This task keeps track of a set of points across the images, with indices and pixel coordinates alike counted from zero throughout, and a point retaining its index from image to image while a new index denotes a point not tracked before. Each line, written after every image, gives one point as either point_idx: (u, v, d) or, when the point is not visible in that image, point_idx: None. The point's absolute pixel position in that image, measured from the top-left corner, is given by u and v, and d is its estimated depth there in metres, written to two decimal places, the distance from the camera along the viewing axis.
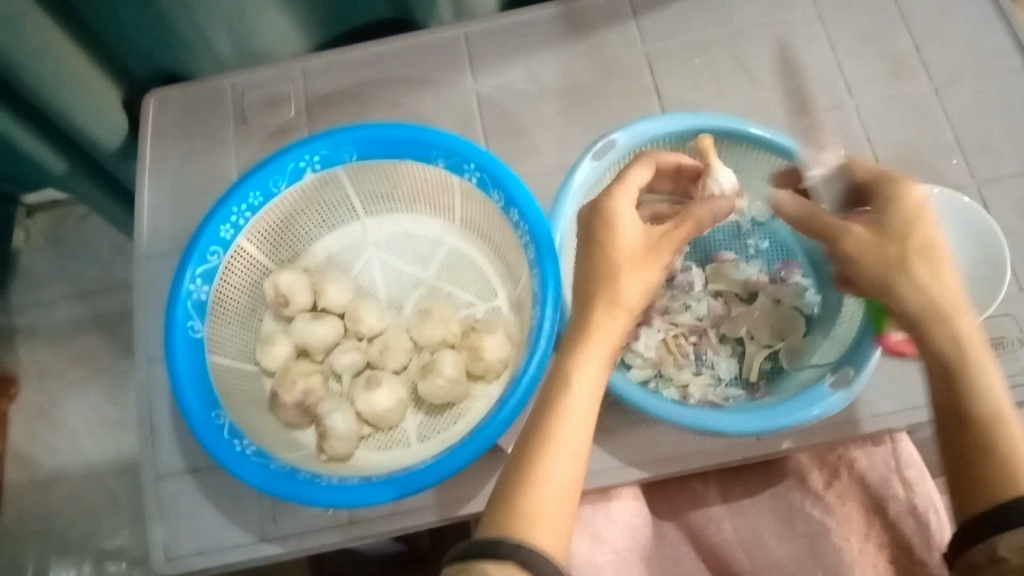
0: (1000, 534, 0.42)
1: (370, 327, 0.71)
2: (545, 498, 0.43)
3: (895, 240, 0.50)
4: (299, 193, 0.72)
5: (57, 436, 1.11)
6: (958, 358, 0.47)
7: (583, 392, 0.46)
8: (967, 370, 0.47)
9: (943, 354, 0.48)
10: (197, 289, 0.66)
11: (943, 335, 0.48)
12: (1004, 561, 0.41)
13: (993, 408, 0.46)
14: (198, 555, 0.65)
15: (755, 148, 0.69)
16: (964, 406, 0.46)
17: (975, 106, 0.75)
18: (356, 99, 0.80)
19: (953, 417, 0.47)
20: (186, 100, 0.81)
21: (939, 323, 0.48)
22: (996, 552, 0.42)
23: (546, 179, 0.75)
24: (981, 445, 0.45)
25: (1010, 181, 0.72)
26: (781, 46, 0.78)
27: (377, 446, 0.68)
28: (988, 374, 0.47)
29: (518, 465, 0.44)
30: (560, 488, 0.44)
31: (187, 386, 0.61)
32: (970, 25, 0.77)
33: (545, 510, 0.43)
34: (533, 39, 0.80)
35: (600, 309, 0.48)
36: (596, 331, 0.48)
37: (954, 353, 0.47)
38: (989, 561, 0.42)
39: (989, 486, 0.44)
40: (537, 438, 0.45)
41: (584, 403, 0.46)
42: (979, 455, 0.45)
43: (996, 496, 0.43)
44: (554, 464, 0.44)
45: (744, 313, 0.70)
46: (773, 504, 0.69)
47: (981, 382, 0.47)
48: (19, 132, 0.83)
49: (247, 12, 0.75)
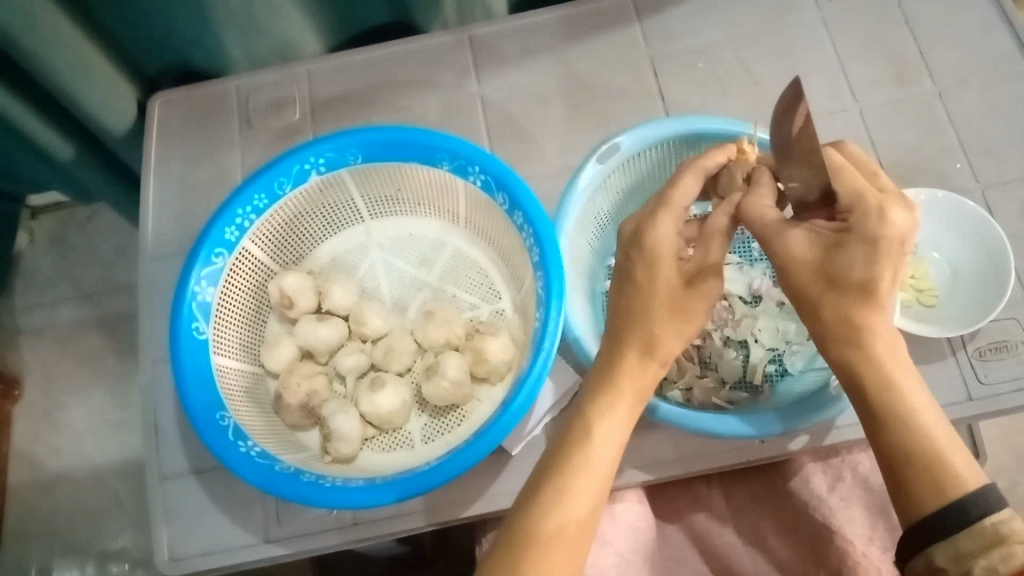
0: (935, 546, 0.43)
1: (374, 328, 0.71)
2: (556, 539, 0.45)
3: (827, 266, 0.46)
4: (304, 195, 0.72)
5: (61, 437, 1.12)
6: (873, 373, 0.46)
7: (607, 439, 0.48)
8: (874, 385, 0.46)
9: (850, 373, 0.46)
10: (202, 290, 0.66)
11: (844, 354, 0.46)
12: (942, 571, 0.43)
13: (905, 419, 0.45)
14: (203, 555, 0.65)
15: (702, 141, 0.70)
16: (879, 420, 0.46)
17: (979, 110, 0.75)
18: (361, 101, 0.80)
19: (874, 430, 0.46)
20: (192, 103, 0.81)
21: (844, 342, 0.46)
22: (933, 562, 0.43)
23: (551, 182, 0.76)
24: (898, 457, 0.45)
25: (1015, 185, 0.72)
26: (786, 49, 0.78)
27: (380, 448, 0.68)
28: (899, 381, 0.46)
29: (528, 507, 0.46)
30: (567, 527, 0.45)
31: (194, 387, 0.62)
32: (974, 29, 0.78)
33: (552, 550, 0.44)
34: (537, 42, 0.80)
35: (628, 354, 0.50)
36: (622, 378, 0.49)
37: (862, 372, 0.46)
38: (928, 570, 0.43)
39: (912, 498, 0.44)
40: (551, 480, 0.46)
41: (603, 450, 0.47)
42: (900, 468, 0.45)
43: (921, 508, 0.44)
44: (563, 507, 0.45)
45: (747, 317, 0.71)
46: (777, 507, 0.70)
47: (891, 393, 0.45)
48: (24, 115, 0.82)
49: (255, 14, 0.75)
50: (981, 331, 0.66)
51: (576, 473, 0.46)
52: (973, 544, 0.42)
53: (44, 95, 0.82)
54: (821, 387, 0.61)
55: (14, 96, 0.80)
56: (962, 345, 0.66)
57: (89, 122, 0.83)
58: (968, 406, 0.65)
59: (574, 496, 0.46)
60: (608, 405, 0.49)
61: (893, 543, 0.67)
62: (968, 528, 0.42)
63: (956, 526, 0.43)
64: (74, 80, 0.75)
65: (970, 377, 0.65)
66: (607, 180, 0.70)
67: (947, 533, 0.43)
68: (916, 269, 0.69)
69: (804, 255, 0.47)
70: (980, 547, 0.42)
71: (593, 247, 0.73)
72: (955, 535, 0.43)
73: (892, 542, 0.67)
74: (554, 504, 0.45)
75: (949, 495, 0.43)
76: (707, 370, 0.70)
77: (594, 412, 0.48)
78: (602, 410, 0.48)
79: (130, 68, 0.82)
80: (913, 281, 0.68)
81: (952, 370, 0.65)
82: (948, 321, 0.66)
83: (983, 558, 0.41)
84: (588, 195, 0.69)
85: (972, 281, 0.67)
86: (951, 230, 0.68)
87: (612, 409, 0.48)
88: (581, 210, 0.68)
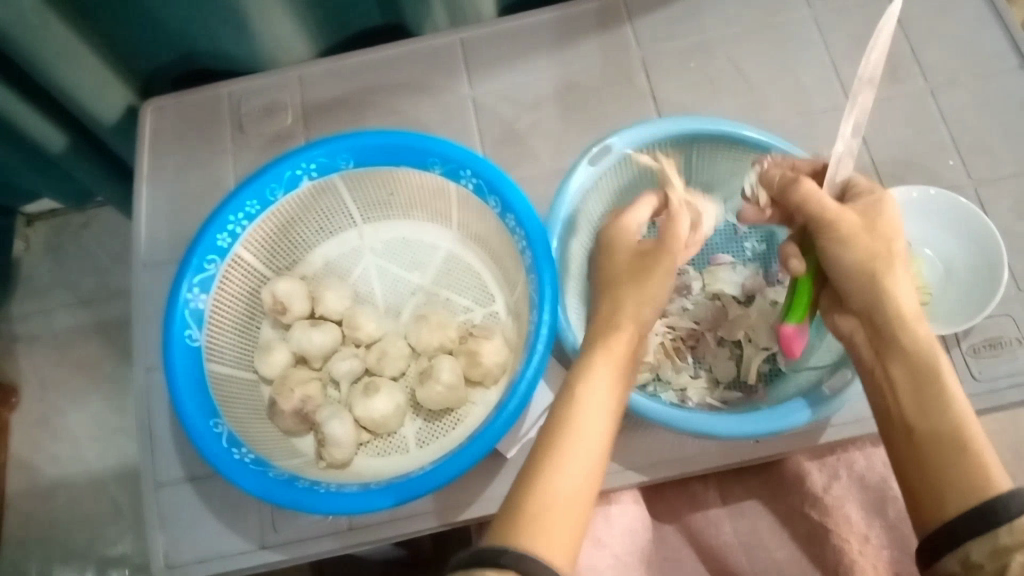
0: (973, 540, 0.43)
1: (368, 333, 0.71)
2: (552, 506, 0.44)
3: (878, 235, 0.53)
4: (297, 201, 0.72)
5: (58, 445, 1.12)
6: (928, 360, 0.49)
7: (595, 401, 0.48)
8: (928, 371, 0.49)
9: (908, 358, 0.50)
10: (195, 297, 0.66)
11: (906, 342, 0.50)
12: (978, 566, 0.42)
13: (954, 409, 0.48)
14: (199, 562, 0.65)
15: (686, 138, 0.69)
16: (923, 405, 0.48)
17: (971, 107, 0.75)
18: (353, 105, 0.80)
19: (917, 413, 0.48)
20: (183, 109, 0.81)
21: (902, 331, 0.51)
22: (969, 560, 0.43)
23: (543, 184, 0.75)
24: (942, 445, 0.47)
25: (1007, 181, 0.72)
26: (777, 47, 0.78)
27: (375, 452, 0.68)
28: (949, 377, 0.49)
29: (527, 473, 0.46)
30: (563, 492, 0.45)
31: (186, 394, 0.62)
32: (965, 25, 0.78)
33: (550, 514, 0.44)
34: (528, 44, 0.80)
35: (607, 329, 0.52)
36: (598, 352, 0.51)
37: (917, 358, 0.50)
38: (963, 569, 0.43)
39: (954, 487, 0.45)
40: (544, 450, 0.47)
41: (594, 420, 0.48)
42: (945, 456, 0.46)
43: (962, 498, 0.44)
44: (558, 473, 0.45)
45: (741, 315, 0.70)
46: (773, 506, 0.70)
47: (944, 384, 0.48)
48: (21, 109, 0.83)
49: (245, 19, 0.75)
50: (975, 327, 0.66)
51: (568, 440, 0.47)
52: (1011, 539, 0.42)
53: (40, 88, 0.83)
54: (815, 387, 0.62)
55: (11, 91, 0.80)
56: (956, 341, 0.66)
57: (82, 112, 0.83)
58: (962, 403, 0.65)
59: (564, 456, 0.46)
60: (591, 369, 0.50)
61: (890, 540, 0.67)
62: (1010, 522, 0.42)
63: (999, 521, 0.42)
64: (67, 76, 0.75)
65: (964, 374, 0.65)
66: (600, 182, 0.70)
67: (989, 528, 0.42)
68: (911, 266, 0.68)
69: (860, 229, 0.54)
70: (1018, 542, 0.41)
71: (586, 249, 0.72)
72: (997, 529, 0.42)
73: (889, 540, 0.67)
74: (553, 468, 0.46)
75: (994, 486, 0.44)
76: (701, 371, 0.70)
77: (584, 379, 0.49)
78: (584, 377, 0.50)
79: (121, 74, 0.82)
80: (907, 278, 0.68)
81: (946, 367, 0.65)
82: (940, 319, 0.66)
83: (1021, 553, 0.41)
84: (580, 198, 0.69)
85: (967, 280, 0.67)
86: (944, 226, 0.68)
87: (590, 374, 0.50)
88: (573, 212, 0.68)
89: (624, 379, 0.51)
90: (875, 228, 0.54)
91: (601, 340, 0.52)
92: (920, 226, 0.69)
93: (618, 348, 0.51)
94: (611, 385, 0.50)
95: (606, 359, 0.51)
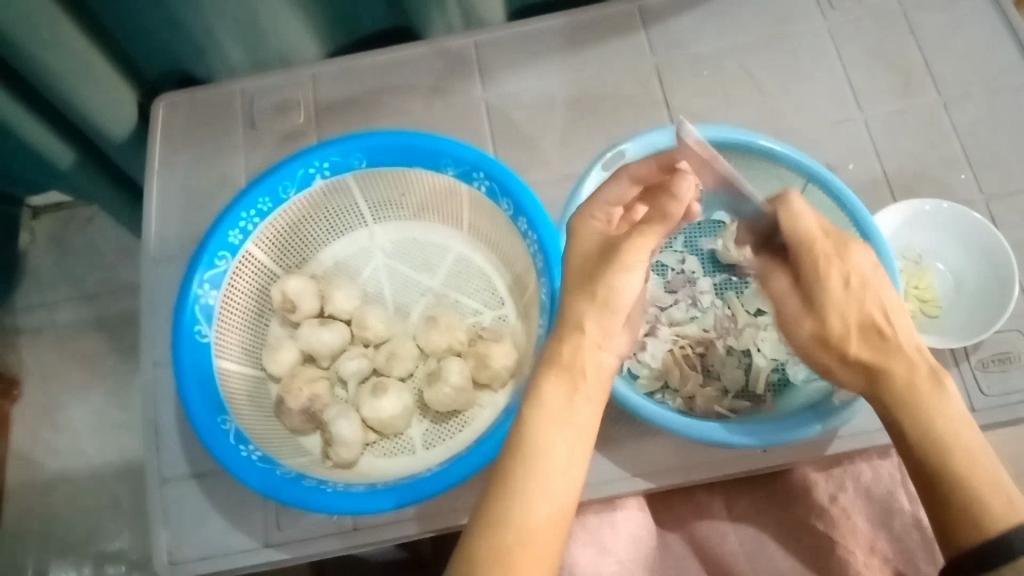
0: None
1: (376, 333, 0.71)
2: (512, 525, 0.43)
3: (852, 297, 0.48)
4: (308, 199, 0.72)
5: (59, 438, 1.11)
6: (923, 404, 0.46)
7: (549, 418, 0.45)
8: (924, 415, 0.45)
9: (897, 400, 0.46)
10: (205, 293, 0.66)
11: (890, 385, 0.46)
12: None
13: (942, 457, 0.45)
14: (203, 559, 0.65)
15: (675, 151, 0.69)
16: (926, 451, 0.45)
17: (984, 121, 0.75)
18: (366, 104, 0.80)
19: (920, 459, 0.45)
20: (196, 105, 0.81)
21: (878, 377, 0.47)
22: None
23: (555, 188, 0.76)
24: (936, 496, 0.45)
25: (1019, 196, 0.72)
26: (791, 57, 0.78)
27: (382, 453, 0.68)
28: (937, 421, 0.45)
29: (487, 497, 0.44)
30: (529, 519, 0.43)
31: (194, 388, 0.62)
32: (978, 38, 0.78)
33: (517, 541, 0.42)
34: (541, 49, 0.80)
35: (568, 341, 0.47)
36: (555, 365, 0.47)
37: (898, 411, 0.46)
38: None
39: (963, 528, 0.43)
40: (502, 473, 0.44)
41: (556, 439, 0.45)
42: (940, 503, 0.45)
43: (956, 545, 0.43)
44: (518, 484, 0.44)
45: (750, 326, 0.71)
46: (779, 517, 0.69)
47: (933, 433, 0.45)
48: (31, 121, 0.83)
49: (259, 18, 0.75)
50: (984, 342, 0.66)
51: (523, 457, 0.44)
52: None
53: (43, 104, 0.83)
54: (825, 398, 0.61)
55: (19, 105, 0.81)
56: (965, 356, 0.66)
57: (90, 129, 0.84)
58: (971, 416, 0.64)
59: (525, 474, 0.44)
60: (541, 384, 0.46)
61: (895, 554, 0.66)
62: (1010, 562, 0.41)
63: (1000, 558, 0.42)
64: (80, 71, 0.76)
65: (973, 387, 0.65)
66: None
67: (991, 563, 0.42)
68: (921, 278, 0.68)
69: (818, 335, 0.49)
70: None
71: None
72: (1000, 567, 0.42)
73: (894, 553, 0.67)
74: (514, 493, 0.43)
75: (984, 534, 0.42)
76: (710, 380, 0.70)
77: (534, 399, 0.46)
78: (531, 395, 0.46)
79: (135, 69, 0.82)
80: (916, 291, 0.68)
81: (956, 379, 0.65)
82: (951, 332, 0.66)
83: None
84: None
85: (975, 289, 0.67)
86: (958, 242, 0.69)
87: (540, 391, 0.46)
88: None
89: (585, 387, 0.46)
90: (830, 329, 0.48)
91: (556, 356, 0.47)
92: (932, 239, 0.70)
93: (569, 354, 0.47)
94: (571, 399, 0.46)
95: (558, 371, 0.46)
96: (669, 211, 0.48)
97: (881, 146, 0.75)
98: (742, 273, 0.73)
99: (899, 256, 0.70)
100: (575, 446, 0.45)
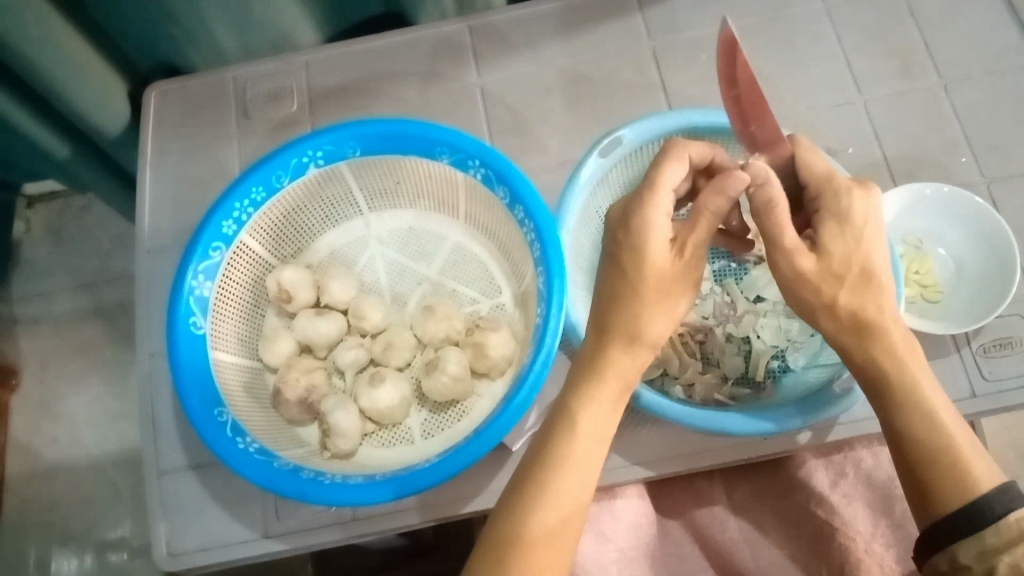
0: (962, 542, 0.44)
1: (373, 323, 0.70)
2: (533, 533, 0.44)
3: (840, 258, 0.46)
4: (303, 188, 0.71)
5: (58, 428, 1.11)
6: (905, 370, 0.46)
7: (575, 427, 0.45)
8: (910, 379, 0.46)
9: (886, 363, 0.46)
10: (199, 285, 0.65)
11: (880, 347, 0.46)
12: (966, 567, 0.44)
13: (927, 420, 0.46)
14: (202, 551, 0.65)
15: (658, 141, 0.69)
16: (898, 415, 0.47)
17: (985, 103, 0.74)
18: (360, 92, 0.79)
19: (893, 419, 0.47)
20: (187, 94, 0.80)
21: (861, 340, 0.47)
22: (956, 560, 0.44)
23: (552, 174, 0.75)
24: (919, 460, 0.46)
25: (1019, 179, 0.71)
26: (790, 41, 0.77)
27: (380, 443, 0.68)
28: (918, 384, 0.46)
29: (507, 502, 0.45)
30: (546, 528, 0.44)
31: (190, 381, 0.61)
32: (980, 19, 0.77)
33: (538, 551, 0.43)
34: (536, 34, 0.79)
35: (609, 348, 0.46)
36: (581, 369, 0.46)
37: (884, 369, 0.46)
38: (951, 568, 0.44)
39: (949, 485, 0.45)
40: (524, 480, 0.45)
41: (579, 450, 0.45)
42: (925, 466, 0.46)
43: (944, 508, 0.45)
44: (541, 493, 0.44)
45: (750, 313, 0.70)
46: (778, 504, 0.70)
47: (915, 395, 0.46)
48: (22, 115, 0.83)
49: (249, 5, 0.74)
50: (985, 327, 0.66)
51: (549, 466, 0.45)
52: (998, 539, 0.43)
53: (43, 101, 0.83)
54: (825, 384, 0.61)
55: (14, 100, 0.80)
56: (967, 341, 0.66)
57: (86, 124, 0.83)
58: (970, 402, 0.64)
59: (549, 484, 0.45)
60: (573, 388, 0.46)
61: (895, 540, 0.66)
62: (994, 523, 0.43)
63: (980, 522, 0.44)
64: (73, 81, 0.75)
65: (974, 373, 0.65)
66: (610, 172, 0.69)
67: (976, 529, 0.44)
68: (922, 264, 0.68)
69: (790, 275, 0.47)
70: (1005, 542, 0.43)
71: (593, 241, 0.71)
72: (983, 530, 0.43)
73: (894, 539, 0.66)
74: (535, 502, 0.44)
75: (975, 495, 0.44)
76: (709, 367, 0.69)
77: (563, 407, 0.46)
78: (565, 401, 0.46)
79: (126, 59, 0.81)
80: (917, 276, 0.68)
81: (958, 365, 0.65)
82: (950, 318, 0.66)
83: (1007, 555, 0.43)
84: (590, 189, 0.68)
85: (975, 274, 0.67)
86: (959, 226, 0.68)
87: (571, 398, 0.46)
88: (583, 203, 0.67)
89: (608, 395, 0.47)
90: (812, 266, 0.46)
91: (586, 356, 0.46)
92: (933, 222, 0.69)
93: (604, 362, 0.46)
94: (599, 404, 0.46)
95: (586, 378, 0.46)
96: (710, 208, 0.46)
97: (881, 130, 0.74)
98: (741, 259, 0.73)
99: (899, 241, 0.69)
100: (596, 456, 0.46)
